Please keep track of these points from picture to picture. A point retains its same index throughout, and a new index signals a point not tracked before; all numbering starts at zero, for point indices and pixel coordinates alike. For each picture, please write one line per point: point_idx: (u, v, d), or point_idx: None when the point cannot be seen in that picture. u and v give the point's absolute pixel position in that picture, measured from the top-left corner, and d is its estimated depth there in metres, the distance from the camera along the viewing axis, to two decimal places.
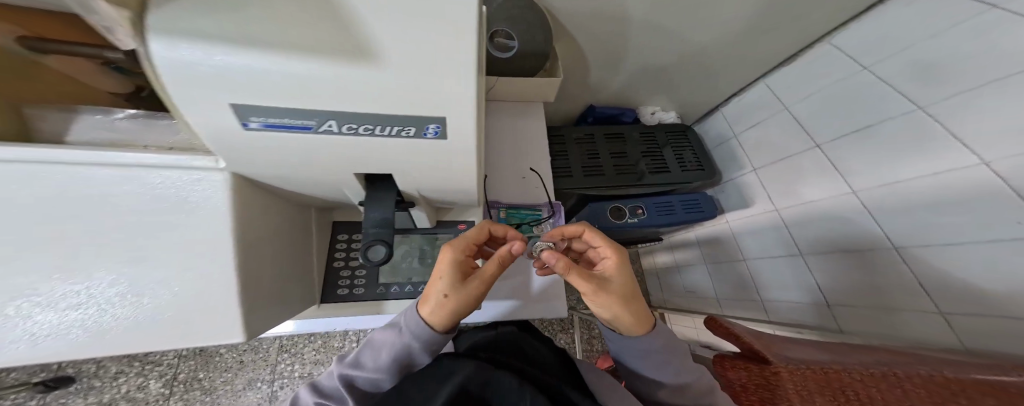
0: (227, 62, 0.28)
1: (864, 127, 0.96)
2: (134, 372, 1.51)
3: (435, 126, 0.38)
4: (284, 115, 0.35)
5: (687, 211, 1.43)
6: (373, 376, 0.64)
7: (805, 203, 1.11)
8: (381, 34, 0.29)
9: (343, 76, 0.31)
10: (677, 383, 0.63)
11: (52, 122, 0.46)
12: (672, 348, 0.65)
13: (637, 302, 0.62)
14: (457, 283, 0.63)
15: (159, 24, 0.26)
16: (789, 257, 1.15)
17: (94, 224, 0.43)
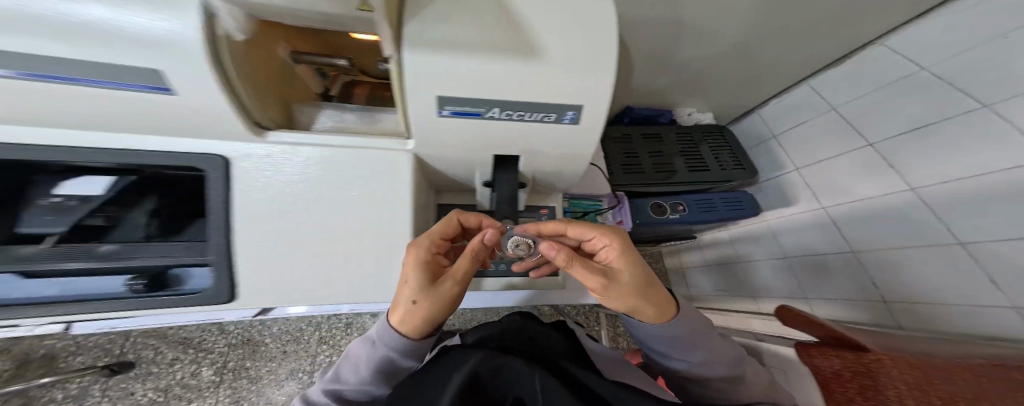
0: (446, 63, 0.35)
1: (920, 127, 0.96)
2: (189, 360, 1.59)
3: (573, 112, 0.41)
4: (466, 103, 0.38)
5: (727, 208, 1.43)
6: (352, 388, 0.58)
7: (857, 201, 1.09)
8: (558, 40, 0.36)
9: (530, 71, 0.36)
10: (708, 371, 0.60)
11: (306, 115, 0.68)
12: (693, 334, 0.60)
13: (654, 288, 0.56)
14: (428, 287, 0.55)
15: (409, 38, 0.34)
16: (839, 254, 1.10)
17: (329, 191, 0.64)
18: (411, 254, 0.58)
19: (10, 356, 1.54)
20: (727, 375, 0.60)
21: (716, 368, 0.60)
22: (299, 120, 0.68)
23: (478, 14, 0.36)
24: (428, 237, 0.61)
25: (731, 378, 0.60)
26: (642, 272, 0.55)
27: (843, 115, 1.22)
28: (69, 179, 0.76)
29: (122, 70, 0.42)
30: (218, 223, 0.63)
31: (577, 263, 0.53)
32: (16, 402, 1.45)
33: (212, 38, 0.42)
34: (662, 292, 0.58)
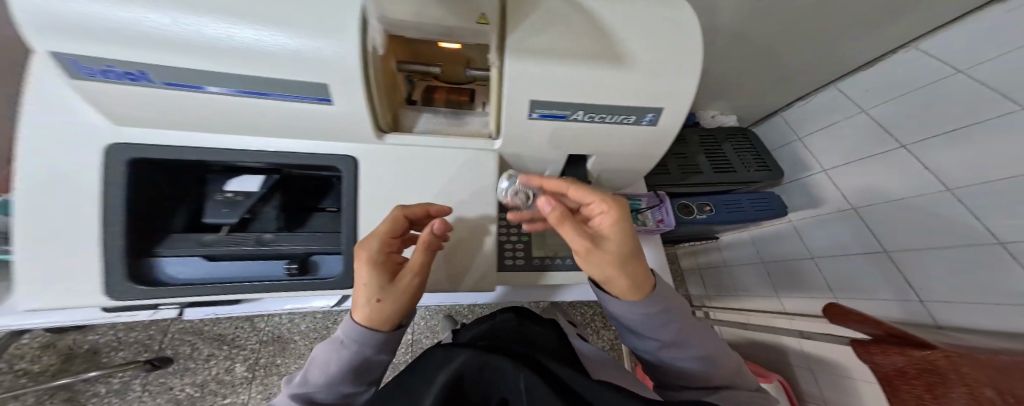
0: (542, 69, 0.36)
1: (942, 133, 0.84)
2: (223, 356, 1.55)
3: (653, 114, 0.40)
4: (553, 106, 0.39)
5: (757, 207, 1.22)
6: (313, 391, 0.45)
7: (889, 200, 0.93)
8: (645, 41, 0.35)
9: (619, 74, 0.36)
10: (679, 358, 0.47)
11: (409, 120, 0.53)
12: (671, 312, 0.45)
13: (634, 260, 0.41)
14: (385, 284, 0.43)
15: (512, 46, 0.35)
16: (868, 254, 0.95)
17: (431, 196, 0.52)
18: (365, 247, 0.44)
19: (56, 351, 1.47)
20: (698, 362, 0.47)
21: (691, 357, 0.46)
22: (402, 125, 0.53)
23: (572, 19, 0.36)
24: (392, 217, 0.46)
25: (707, 365, 0.46)
26: (625, 237, 0.40)
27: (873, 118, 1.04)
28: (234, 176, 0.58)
29: (287, 82, 0.34)
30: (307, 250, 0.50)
31: (552, 214, 0.40)
32: (59, 397, 1.39)
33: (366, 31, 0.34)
34: (643, 263, 0.43)
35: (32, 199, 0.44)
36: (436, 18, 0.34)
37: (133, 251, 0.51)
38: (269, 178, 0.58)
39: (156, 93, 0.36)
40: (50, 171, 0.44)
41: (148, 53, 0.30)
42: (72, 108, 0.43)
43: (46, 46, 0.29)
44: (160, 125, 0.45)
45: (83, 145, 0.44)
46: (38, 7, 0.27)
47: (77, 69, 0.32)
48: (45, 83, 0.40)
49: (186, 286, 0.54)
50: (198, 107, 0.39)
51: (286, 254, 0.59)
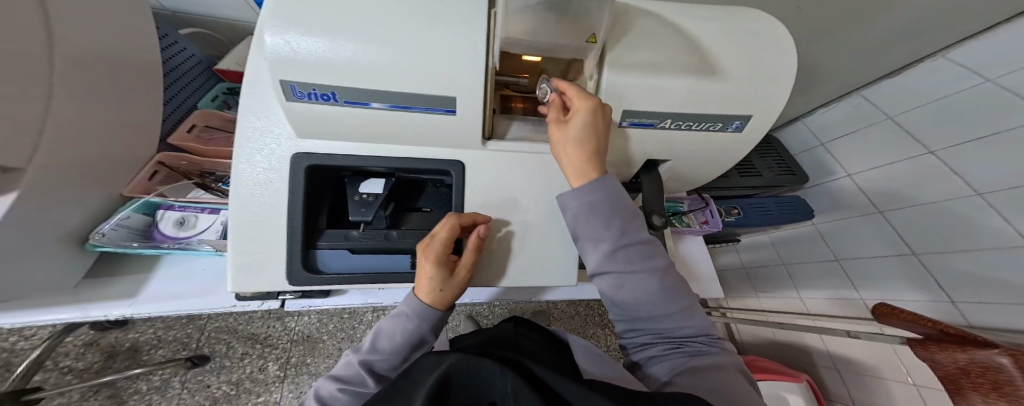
0: (642, 80, 0.38)
1: (984, 137, 0.65)
2: (255, 354, 1.27)
3: (739, 122, 0.42)
4: (645, 115, 0.41)
5: (782, 210, 1.05)
6: (372, 361, 0.44)
7: (919, 206, 0.75)
8: (735, 57, 0.39)
9: (712, 85, 0.39)
10: (647, 302, 0.39)
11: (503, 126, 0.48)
12: (616, 202, 0.40)
13: (595, 140, 0.39)
14: (445, 276, 0.41)
15: (611, 62, 0.38)
16: (899, 257, 0.77)
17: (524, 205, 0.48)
18: (428, 248, 0.40)
19: (99, 348, 1.21)
20: (639, 284, 0.39)
21: (627, 270, 0.39)
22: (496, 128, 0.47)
23: (667, 37, 0.39)
24: (447, 226, 0.40)
25: (646, 288, 0.39)
26: (603, 115, 0.38)
27: (903, 129, 0.82)
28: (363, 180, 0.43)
29: (421, 95, 0.35)
30: (399, 261, 0.45)
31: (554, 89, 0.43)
32: (103, 395, 1.15)
33: (492, 32, 0.37)
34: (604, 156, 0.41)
35: (237, 213, 0.36)
36: (551, 36, 0.36)
37: (301, 241, 0.38)
38: (391, 181, 0.44)
39: (331, 115, 0.36)
40: (250, 187, 0.36)
41: (352, 80, 0.33)
42: (247, 127, 0.36)
43: (284, 75, 0.31)
44: (339, 149, 0.40)
45: (275, 165, 0.37)
46: (284, 46, 0.30)
47: (295, 93, 0.33)
48: (245, 119, 0.36)
49: (352, 283, 0.41)
50: (359, 132, 0.39)
51: (407, 249, 0.44)
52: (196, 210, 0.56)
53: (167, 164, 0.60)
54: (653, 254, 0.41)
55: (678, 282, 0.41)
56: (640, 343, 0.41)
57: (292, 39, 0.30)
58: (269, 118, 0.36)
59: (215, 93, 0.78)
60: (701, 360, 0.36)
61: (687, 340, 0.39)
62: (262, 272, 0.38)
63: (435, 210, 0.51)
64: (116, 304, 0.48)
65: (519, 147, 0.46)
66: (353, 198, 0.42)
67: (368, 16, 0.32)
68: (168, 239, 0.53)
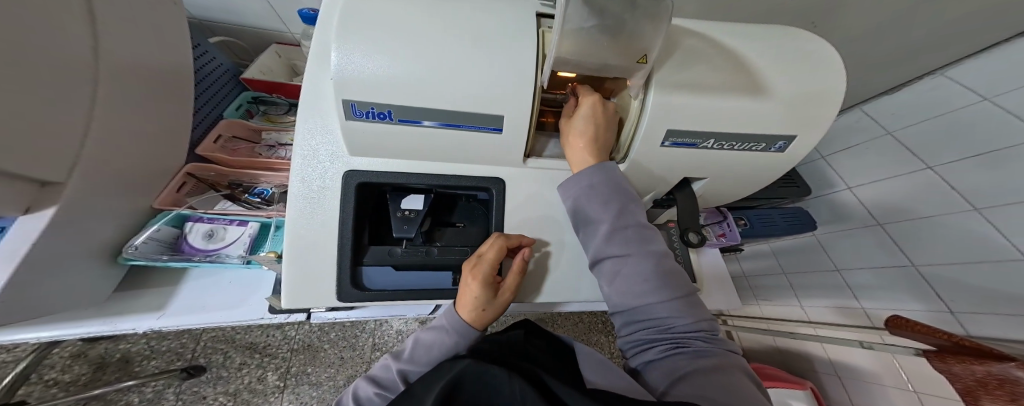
0: (688, 102, 0.39)
1: (982, 155, 0.59)
2: (254, 364, 1.17)
3: (782, 143, 0.44)
4: (690, 135, 0.42)
5: (788, 222, 0.93)
6: (408, 371, 0.43)
7: (918, 219, 0.68)
8: (779, 81, 0.40)
9: (757, 107, 0.40)
10: (641, 292, 0.39)
11: (543, 144, 0.48)
12: (618, 187, 0.42)
13: (595, 127, 0.41)
14: (490, 300, 0.41)
15: (657, 82, 0.38)
16: (897, 268, 0.70)
17: (563, 221, 0.48)
18: (475, 269, 0.41)
19: (88, 359, 1.12)
20: (635, 270, 0.40)
21: (623, 254, 0.40)
22: (536, 146, 0.48)
23: (712, 59, 0.39)
24: (495, 246, 0.41)
25: (641, 274, 0.39)
26: (604, 106, 0.42)
27: (903, 144, 0.75)
28: (408, 196, 0.43)
29: (474, 114, 0.35)
30: (441, 279, 0.45)
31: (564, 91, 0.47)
32: None
33: (542, 53, 0.36)
34: (605, 146, 0.43)
35: (294, 233, 0.37)
36: (600, 56, 0.36)
37: (350, 259, 0.38)
38: (430, 197, 0.44)
39: (384, 134, 0.36)
40: (304, 204, 0.37)
41: (410, 97, 0.33)
42: (302, 143, 0.36)
43: (345, 95, 0.32)
44: (387, 166, 0.40)
45: (328, 183, 0.37)
46: (349, 65, 0.30)
47: (354, 112, 0.33)
48: (301, 136, 0.36)
49: (396, 300, 0.41)
50: (407, 149, 0.38)
51: (449, 266, 0.44)
52: (223, 222, 0.56)
53: (197, 174, 0.61)
54: (649, 241, 0.41)
55: (677, 275, 0.41)
56: (639, 341, 0.40)
57: (358, 60, 0.30)
58: (326, 135, 0.37)
59: (240, 102, 0.79)
60: (701, 359, 0.35)
61: (687, 338, 0.38)
62: (312, 290, 0.38)
63: (469, 225, 0.50)
64: (147, 317, 0.50)
65: (557, 165, 0.46)
66: (395, 214, 0.42)
67: (430, 36, 0.32)
68: (198, 252, 0.53)
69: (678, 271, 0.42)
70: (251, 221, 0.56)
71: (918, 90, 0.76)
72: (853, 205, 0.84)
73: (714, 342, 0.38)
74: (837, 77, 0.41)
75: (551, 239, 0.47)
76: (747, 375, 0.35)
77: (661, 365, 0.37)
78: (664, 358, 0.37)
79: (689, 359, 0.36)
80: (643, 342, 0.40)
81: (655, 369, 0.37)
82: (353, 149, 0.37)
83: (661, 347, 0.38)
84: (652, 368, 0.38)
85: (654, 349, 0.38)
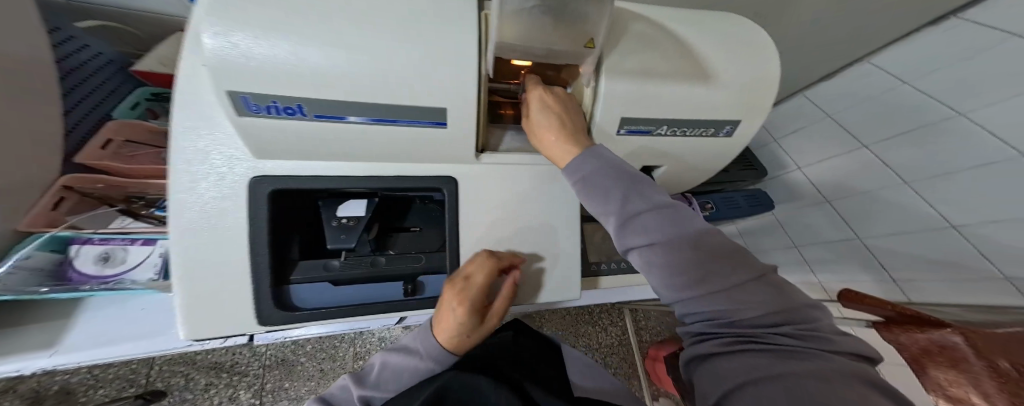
0: (638, 88, 0.37)
1: (910, 132, 0.62)
2: (223, 384, 1.06)
3: (729, 128, 0.43)
4: (642, 123, 0.40)
5: (748, 203, 0.92)
6: (371, 397, 0.38)
7: (862, 194, 0.70)
8: (725, 64, 0.39)
9: (706, 91, 0.38)
10: (681, 280, 0.28)
11: (495, 137, 0.45)
12: (620, 173, 0.33)
13: (557, 116, 0.37)
14: (476, 325, 0.38)
15: (606, 65, 0.36)
16: (846, 243, 0.73)
17: (521, 218, 0.45)
18: (462, 294, 0.37)
19: (17, 394, 0.96)
20: (667, 263, 0.29)
21: (648, 244, 0.30)
22: (489, 140, 0.44)
23: (661, 42, 0.37)
24: (487, 270, 0.38)
25: (680, 261, 0.28)
26: (555, 94, 0.39)
27: (841, 126, 0.78)
28: (346, 204, 0.38)
29: (399, 107, 0.31)
30: (387, 289, 0.41)
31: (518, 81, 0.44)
32: None
33: (484, 38, 0.33)
34: (577, 129, 0.37)
35: (204, 251, 0.32)
36: (541, 40, 0.33)
37: (269, 276, 0.34)
38: (374, 201, 0.39)
39: (297, 132, 0.30)
40: (199, 217, 0.31)
41: (322, 89, 0.27)
42: (189, 147, 0.30)
43: (231, 86, 0.25)
44: (306, 169, 0.34)
45: (230, 192, 0.32)
46: (223, 51, 0.23)
47: (248, 106, 0.27)
48: (183, 138, 0.30)
49: (333, 318, 0.36)
50: (336, 151, 0.34)
51: (398, 276, 0.40)
52: (120, 242, 0.51)
53: (79, 188, 0.54)
54: (684, 220, 0.30)
55: (729, 249, 0.29)
56: (694, 334, 0.30)
57: (239, 42, 0.23)
58: (220, 135, 0.31)
59: (137, 100, 0.71)
60: (784, 361, 0.23)
61: (762, 332, 0.26)
62: (229, 310, 0.33)
63: (426, 229, 0.47)
64: (38, 356, 0.44)
65: (514, 158, 0.43)
66: (329, 223, 0.37)
67: (331, 10, 0.26)
68: (90, 279, 0.49)
69: (735, 244, 0.30)
70: (159, 239, 0.52)
71: (851, 78, 0.78)
72: (803, 185, 0.86)
73: (812, 341, 0.25)
74: (778, 60, 0.41)
75: (510, 238, 0.44)
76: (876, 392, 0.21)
77: (716, 365, 0.26)
78: (720, 356, 0.26)
79: (764, 358, 0.24)
80: (697, 336, 0.29)
81: (708, 369, 0.27)
82: (258, 152, 0.31)
83: (716, 342, 0.27)
84: (705, 368, 0.28)
85: (708, 344, 0.28)
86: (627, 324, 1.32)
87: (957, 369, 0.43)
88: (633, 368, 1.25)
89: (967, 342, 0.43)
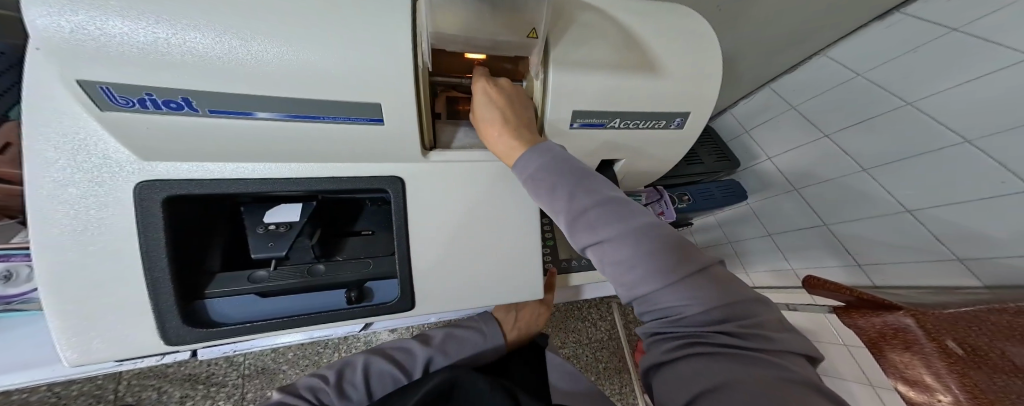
0: (582, 79, 0.35)
1: (867, 120, 0.63)
2: (200, 397, 0.91)
3: (681, 119, 0.42)
4: (592, 116, 0.38)
5: (723, 194, 0.92)
6: (436, 356, 0.50)
7: (828, 182, 0.71)
8: (668, 55, 0.38)
9: (651, 81, 0.37)
10: (632, 277, 0.27)
11: (447, 134, 0.42)
12: (571, 167, 0.31)
13: (500, 110, 0.35)
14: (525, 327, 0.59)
15: (549, 57, 0.34)
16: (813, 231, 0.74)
17: (477, 217, 0.42)
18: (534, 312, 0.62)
19: None
20: (617, 261, 0.28)
21: (597, 241, 0.28)
22: (440, 136, 0.41)
23: (605, 33, 0.36)
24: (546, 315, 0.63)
25: (628, 258, 0.27)
26: (500, 86, 0.37)
27: (804, 115, 0.78)
28: (282, 206, 0.37)
29: (316, 103, 0.28)
30: (328, 297, 0.39)
31: (472, 75, 0.42)
32: None
33: (414, 28, 0.31)
34: (522, 123, 0.35)
35: (98, 265, 0.28)
36: (477, 29, 0.31)
37: (175, 292, 0.31)
38: (312, 205, 0.37)
39: (196, 130, 0.27)
40: (76, 230, 0.28)
41: (203, 80, 0.24)
42: (47, 148, 0.26)
43: (83, 75, 0.22)
44: (217, 173, 0.31)
45: (111, 200, 0.28)
46: (61, 33, 0.20)
47: (112, 99, 0.24)
48: (38, 138, 0.25)
49: (259, 333, 0.34)
50: (253, 150, 0.30)
51: (341, 284, 0.39)
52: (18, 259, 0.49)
53: None
54: (632, 214, 0.28)
55: (677, 240, 0.28)
56: (649, 333, 0.29)
57: (85, 25, 0.21)
58: (90, 137, 0.26)
59: None
60: (728, 369, 0.23)
61: (709, 331, 0.25)
62: (129, 329, 0.30)
63: (378, 232, 0.44)
64: None
65: (466, 155, 0.40)
66: (255, 230, 0.36)
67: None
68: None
69: (684, 236, 0.29)
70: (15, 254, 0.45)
71: (809, 69, 0.79)
72: (771, 175, 0.87)
73: (755, 339, 0.24)
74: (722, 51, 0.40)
75: (467, 238, 0.42)
76: (815, 390, 0.21)
77: (668, 376, 0.26)
78: (669, 365, 0.26)
79: (711, 367, 0.23)
80: (651, 335, 0.28)
81: (662, 376, 0.26)
82: (146, 153, 0.28)
83: (668, 344, 0.26)
84: (660, 374, 0.27)
85: (660, 349, 0.27)
86: (615, 318, 1.32)
87: (915, 351, 0.44)
88: (622, 361, 1.26)
89: (917, 324, 0.42)
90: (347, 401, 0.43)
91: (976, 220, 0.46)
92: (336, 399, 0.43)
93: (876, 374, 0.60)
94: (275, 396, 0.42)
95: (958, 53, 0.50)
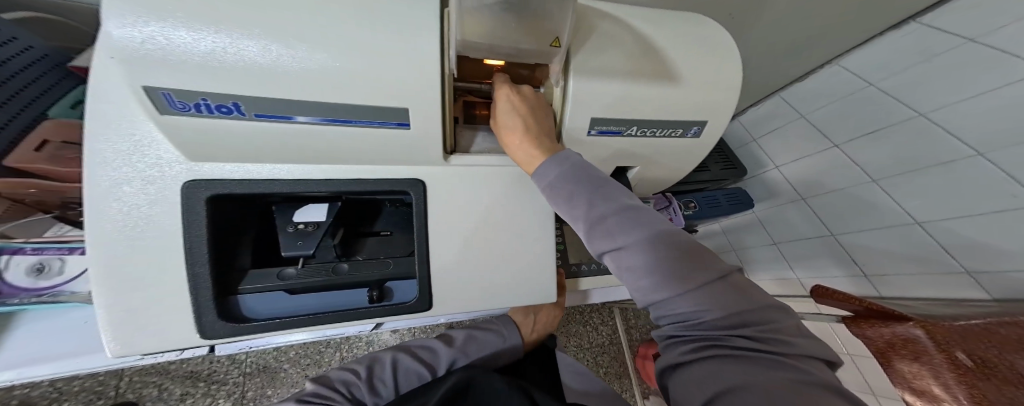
0: (604, 88, 0.36)
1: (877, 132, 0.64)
2: (200, 394, 0.91)
3: (697, 128, 0.43)
4: (611, 123, 0.39)
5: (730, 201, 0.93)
6: (458, 356, 0.50)
7: (836, 191, 0.71)
8: (687, 66, 0.39)
9: (670, 91, 0.38)
10: (649, 283, 0.28)
11: (466, 138, 0.43)
12: (588, 175, 0.32)
13: (523, 117, 0.36)
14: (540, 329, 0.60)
15: (573, 66, 0.35)
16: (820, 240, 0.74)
17: (494, 220, 0.43)
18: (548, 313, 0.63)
19: None
20: (633, 267, 0.28)
21: (615, 248, 0.29)
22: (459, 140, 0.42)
23: (627, 44, 0.37)
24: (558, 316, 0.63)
25: (644, 264, 0.28)
26: (523, 94, 0.38)
27: (812, 125, 0.79)
28: (308, 205, 0.38)
29: (351, 107, 0.29)
30: (349, 296, 0.39)
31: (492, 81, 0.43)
32: None
33: (447, 37, 0.32)
34: (543, 132, 0.36)
35: (143, 261, 0.29)
36: (506, 37, 0.32)
37: (211, 289, 0.32)
38: (337, 205, 0.39)
39: (237, 132, 0.28)
40: (126, 227, 0.28)
41: (249, 85, 0.25)
42: (106, 149, 0.27)
43: (148, 81, 0.24)
44: (251, 174, 0.32)
45: (161, 199, 0.29)
46: (130, 42, 0.22)
47: (170, 104, 0.25)
48: (98, 139, 0.26)
49: (284, 329, 0.35)
50: (286, 153, 0.32)
51: (362, 283, 0.39)
52: (54, 251, 0.53)
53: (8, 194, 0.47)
54: (649, 222, 0.29)
55: (692, 247, 0.29)
56: (666, 337, 0.29)
57: (153, 34, 0.22)
58: (143, 139, 0.27)
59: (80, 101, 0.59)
60: (746, 370, 0.23)
61: (727, 334, 0.25)
62: (162, 324, 0.31)
63: (396, 233, 0.45)
64: None
65: (485, 160, 0.42)
66: (285, 229, 0.37)
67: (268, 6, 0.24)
68: (22, 292, 0.51)
69: (699, 243, 0.29)
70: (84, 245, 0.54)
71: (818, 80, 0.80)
72: (777, 183, 0.88)
73: (772, 342, 0.25)
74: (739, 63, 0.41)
75: (484, 240, 0.42)
76: (831, 391, 0.22)
77: (685, 377, 0.26)
78: (687, 366, 0.26)
79: (730, 368, 0.24)
80: (668, 338, 0.29)
81: (680, 378, 0.27)
82: (193, 153, 0.29)
83: (686, 347, 0.27)
84: (677, 375, 0.27)
85: (678, 351, 0.27)
86: (618, 324, 1.32)
87: (922, 361, 0.44)
88: (624, 366, 1.25)
89: (928, 335, 0.43)
90: (378, 398, 0.44)
91: (985, 232, 0.46)
92: (368, 395, 0.43)
93: (881, 384, 0.61)
94: (307, 388, 0.43)
95: (970, 68, 0.51)
